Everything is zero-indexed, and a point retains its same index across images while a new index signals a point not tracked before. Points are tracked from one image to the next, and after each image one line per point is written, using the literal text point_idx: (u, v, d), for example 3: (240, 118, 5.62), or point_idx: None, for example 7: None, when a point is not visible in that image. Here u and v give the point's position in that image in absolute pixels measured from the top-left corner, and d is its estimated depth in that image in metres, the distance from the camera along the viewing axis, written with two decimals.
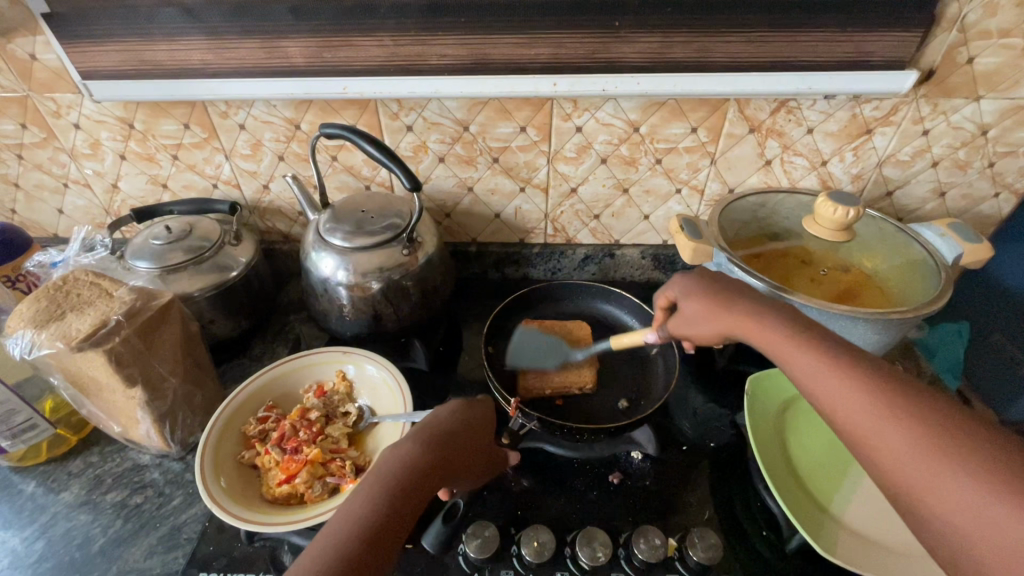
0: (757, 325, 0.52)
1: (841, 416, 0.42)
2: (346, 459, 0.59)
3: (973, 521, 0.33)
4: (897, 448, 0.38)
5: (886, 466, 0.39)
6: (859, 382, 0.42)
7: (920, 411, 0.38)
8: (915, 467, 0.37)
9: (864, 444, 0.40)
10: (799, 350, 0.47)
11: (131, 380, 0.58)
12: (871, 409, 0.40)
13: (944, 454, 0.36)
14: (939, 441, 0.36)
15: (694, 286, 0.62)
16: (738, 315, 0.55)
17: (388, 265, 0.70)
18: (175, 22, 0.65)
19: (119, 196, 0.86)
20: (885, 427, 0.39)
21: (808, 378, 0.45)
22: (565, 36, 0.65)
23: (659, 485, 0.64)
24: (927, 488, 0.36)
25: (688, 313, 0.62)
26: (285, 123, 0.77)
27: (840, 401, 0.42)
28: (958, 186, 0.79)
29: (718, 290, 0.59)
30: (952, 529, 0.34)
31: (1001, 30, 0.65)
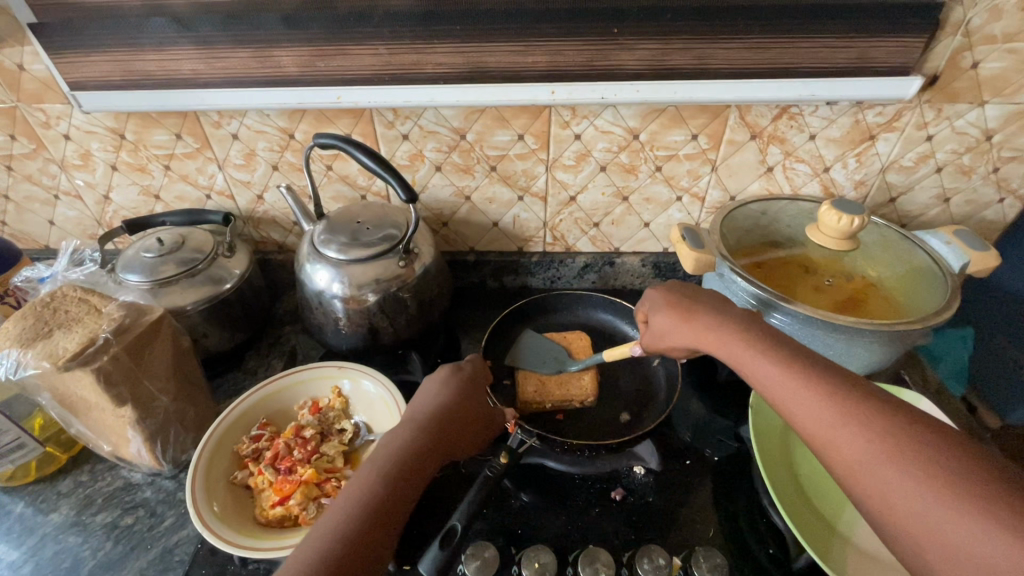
0: (724, 334, 0.53)
1: (801, 423, 0.43)
2: (342, 479, 0.58)
3: (924, 524, 0.35)
4: (854, 454, 0.39)
5: (843, 472, 0.40)
6: (817, 390, 0.43)
7: (874, 417, 0.40)
8: (872, 472, 0.38)
9: (823, 451, 0.41)
10: (762, 361, 0.48)
11: (120, 399, 0.57)
12: (828, 416, 0.41)
13: (895, 460, 0.37)
14: (891, 447, 0.38)
15: (673, 299, 0.60)
16: (708, 330, 0.54)
17: (384, 277, 0.69)
18: (166, 31, 0.64)
19: (111, 207, 0.85)
20: (843, 434, 0.40)
21: (770, 385, 0.46)
22: (563, 43, 0.64)
23: (662, 501, 0.62)
24: (882, 493, 0.37)
25: (661, 330, 0.60)
26: (279, 132, 0.76)
27: (800, 408, 0.43)
28: (963, 192, 0.78)
29: (697, 304, 0.58)
30: (905, 532, 0.36)
31: (1006, 34, 0.64)
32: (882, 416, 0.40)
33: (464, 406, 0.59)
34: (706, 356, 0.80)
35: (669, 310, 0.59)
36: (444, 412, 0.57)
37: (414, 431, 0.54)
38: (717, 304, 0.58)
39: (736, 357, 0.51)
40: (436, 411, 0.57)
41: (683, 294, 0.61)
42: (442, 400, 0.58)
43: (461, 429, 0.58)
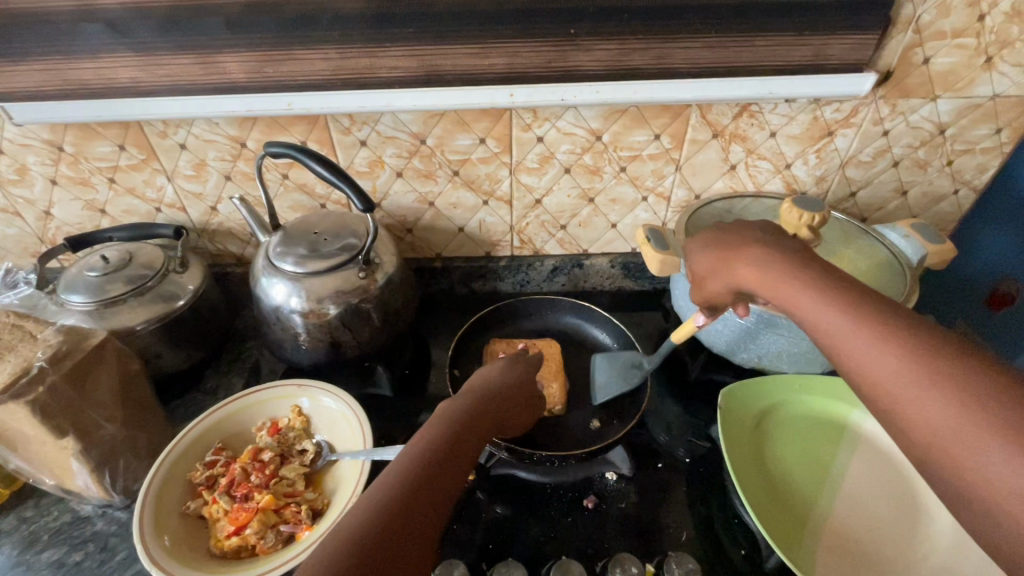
0: (774, 273, 0.46)
1: (868, 379, 0.38)
2: (302, 503, 0.55)
3: (1013, 501, 0.31)
4: (934, 419, 0.34)
5: (919, 439, 0.35)
6: (894, 343, 0.37)
7: (964, 378, 0.34)
8: (954, 439, 0.33)
9: (895, 413, 0.36)
10: (821, 307, 0.42)
11: (60, 431, 0.53)
12: (905, 372, 0.36)
13: (987, 429, 0.32)
14: (983, 414, 0.33)
15: (714, 235, 0.53)
16: (752, 269, 0.48)
17: (345, 288, 0.66)
18: (99, 38, 0.60)
19: (53, 224, 0.80)
20: (924, 396, 0.35)
21: (832, 334, 0.40)
22: (520, 44, 0.63)
23: (636, 507, 0.62)
24: (964, 464, 0.33)
25: (702, 271, 0.54)
26: (229, 140, 0.72)
27: (871, 364, 0.38)
28: (919, 185, 0.80)
29: (739, 239, 0.50)
30: (984, 504, 0.32)
31: (954, 30, 0.65)
32: (971, 376, 0.34)
33: (516, 389, 0.59)
34: (676, 356, 0.79)
35: (707, 248, 0.53)
36: (488, 395, 0.55)
37: (460, 408, 0.52)
38: (767, 234, 0.50)
39: (787, 299, 0.44)
40: (489, 387, 0.57)
41: (721, 229, 0.53)
42: (496, 379, 0.58)
43: (510, 410, 0.57)
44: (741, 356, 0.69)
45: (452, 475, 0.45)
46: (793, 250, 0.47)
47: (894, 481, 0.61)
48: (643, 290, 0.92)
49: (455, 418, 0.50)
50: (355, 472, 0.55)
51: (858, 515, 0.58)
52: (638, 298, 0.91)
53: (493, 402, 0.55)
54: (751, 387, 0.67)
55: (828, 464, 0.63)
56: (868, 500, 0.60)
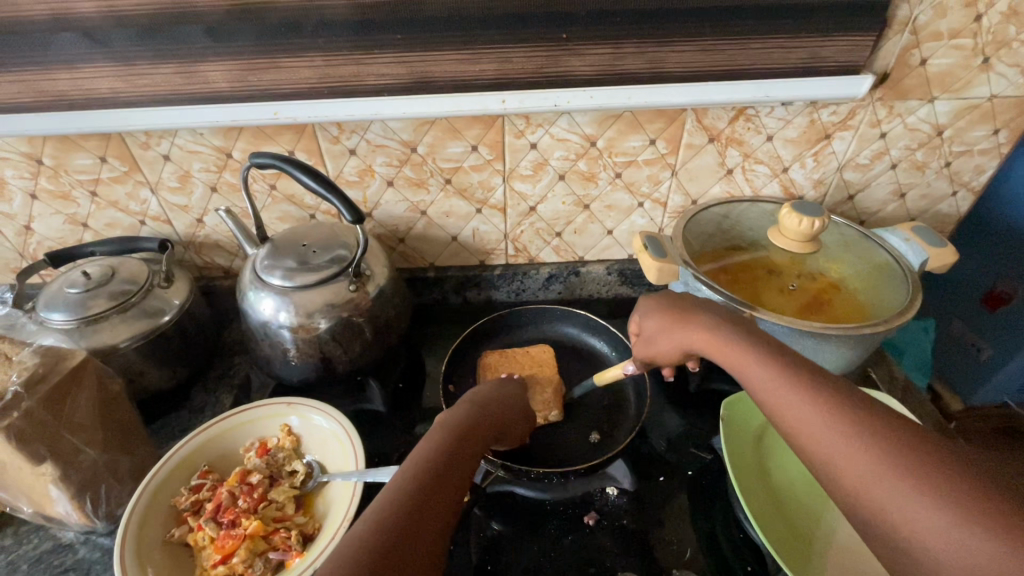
0: (718, 336, 0.49)
1: (800, 431, 0.40)
2: (292, 528, 0.53)
3: (940, 545, 0.32)
4: (860, 468, 0.36)
5: (851, 491, 0.36)
6: (818, 396, 0.40)
7: (882, 427, 0.37)
8: (881, 487, 0.35)
9: (825, 466, 0.38)
10: (754, 362, 0.45)
11: (37, 457, 0.51)
12: (832, 423, 0.38)
13: (908, 478, 0.34)
14: (903, 461, 0.35)
15: (659, 301, 0.57)
16: (698, 330, 0.51)
17: (335, 302, 0.64)
18: (77, 47, 0.58)
19: (34, 239, 0.78)
20: (850, 447, 0.37)
21: (766, 390, 0.43)
22: (511, 50, 0.61)
23: (637, 523, 0.60)
24: (892, 513, 0.34)
25: (652, 334, 0.58)
26: (215, 151, 0.71)
27: (802, 418, 0.40)
28: (917, 187, 0.79)
29: (687, 304, 0.55)
30: (914, 550, 0.33)
31: (951, 31, 0.64)
32: (887, 426, 0.37)
33: (512, 399, 0.60)
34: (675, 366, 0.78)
35: (655, 313, 0.57)
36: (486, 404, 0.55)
37: (459, 413, 0.52)
38: (708, 303, 0.55)
39: (731, 358, 0.47)
40: (482, 396, 0.57)
41: (665, 296, 0.58)
42: (486, 391, 0.59)
43: (509, 416, 0.57)
44: None
45: (461, 474, 0.44)
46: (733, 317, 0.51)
47: None
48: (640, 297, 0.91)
49: (457, 426, 0.49)
50: (347, 493, 0.53)
51: None
52: (636, 306, 0.90)
53: (491, 412, 0.55)
54: (751, 398, 0.66)
55: None
56: None
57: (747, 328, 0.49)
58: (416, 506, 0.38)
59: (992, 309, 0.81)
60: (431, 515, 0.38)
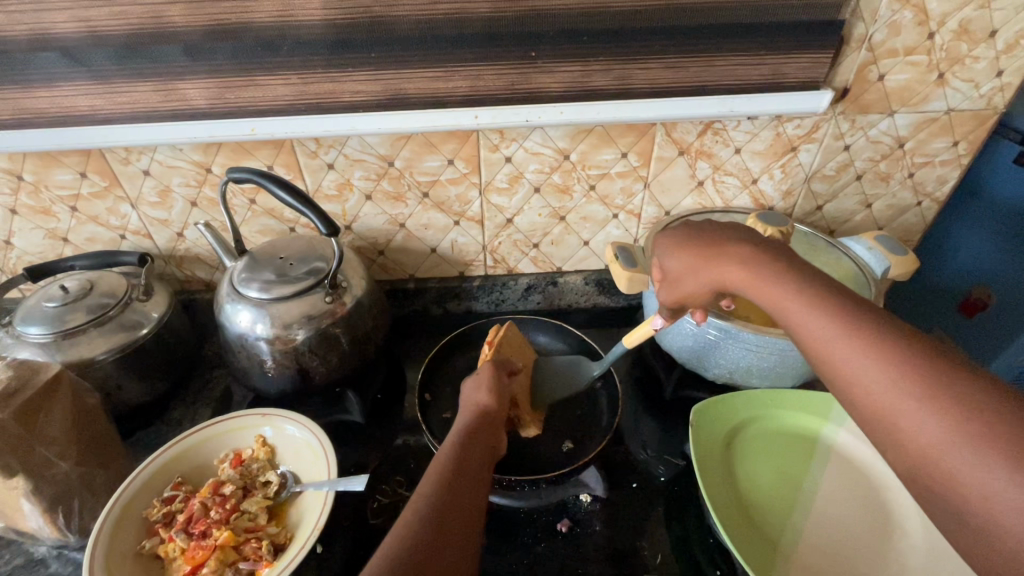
0: (756, 274, 0.46)
1: (858, 389, 0.38)
2: (263, 539, 0.53)
3: (1007, 516, 0.30)
4: (921, 429, 0.34)
5: (912, 455, 0.35)
6: (883, 354, 0.37)
7: (951, 391, 0.34)
8: (947, 454, 0.33)
9: (887, 427, 0.36)
10: (808, 312, 0.42)
11: (9, 472, 0.51)
12: (902, 390, 0.36)
13: (970, 447, 0.32)
14: (975, 426, 0.32)
15: (686, 238, 0.54)
16: (739, 269, 0.48)
17: (312, 313, 0.65)
18: (56, 66, 0.60)
19: (14, 253, 0.78)
20: (915, 409, 0.35)
21: (819, 345, 0.40)
22: (483, 67, 0.63)
23: (609, 529, 0.61)
24: (957, 478, 0.33)
25: (678, 273, 0.54)
26: (194, 166, 0.72)
27: (859, 375, 0.38)
28: (883, 197, 0.81)
29: (722, 239, 0.51)
30: (983, 523, 0.32)
31: (906, 48, 0.67)
32: (957, 386, 0.34)
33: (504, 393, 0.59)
34: (651, 375, 0.79)
35: (681, 249, 0.54)
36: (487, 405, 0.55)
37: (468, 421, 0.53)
38: (743, 237, 0.51)
39: (778, 307, 0.44)
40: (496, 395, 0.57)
41: (693, 233, 0.54)
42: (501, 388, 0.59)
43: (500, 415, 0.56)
44: (714, 371, 0.70)
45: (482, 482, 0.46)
46: (775, 252, 0.48)
47: (867, 490, 0.62)
48: (618, 306, 0.92)
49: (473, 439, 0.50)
50: (318, 503, 0.54)
51: (835, 529, 0.58)
52: (614, 315, 0.91)
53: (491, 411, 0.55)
54: (720, 404, 0.67)
55: (801, 478, 0.63)
56: (840, 508, 0.60)
57: (795, 267, 0.46)
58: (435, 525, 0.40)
59: (969, 316, 0.84)
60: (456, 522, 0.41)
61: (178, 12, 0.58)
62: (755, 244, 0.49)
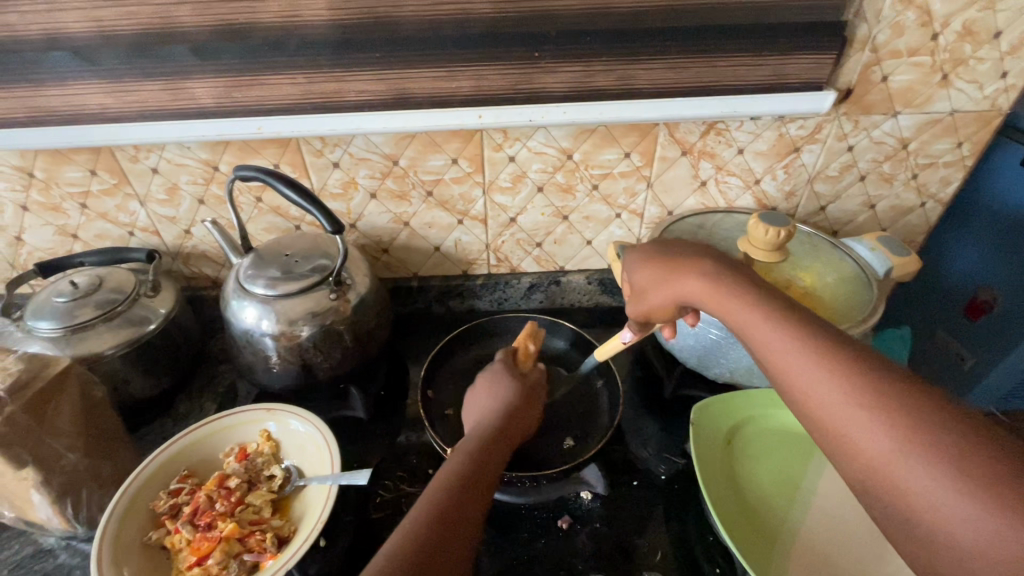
0: (724, 291, 0.47)
1: (812, 401, 0.39)
2: (268, 531, 0.54)
3: (954, 526, 0.31)
4: (870, 437, 0.35)
5: (864, 466, 0.35)
6: (836, 367, 0.38)
7: (898, 401, 0.35)
8: (893, 462, 0.34)
9: (840, 440, 0.37)
10: (768, 328, 0.43)
11: (19, 463, 0.52)
12: (851, 400, 0.37)
13: (918, 455, 0.33)
14: (923, 438, 0.33)
15: (654, 254, 0.56)
16: (703, 285, 0.49)
17: (317, 310, 0.66)
18: (67, 65, 0.61)
19: (25, 249, 0.79)
20: (867, 421, 0.36)
21: (778, 361, 0.42)
22: (486, 67, 0.64)
23: (609, 526, 0.62)
24: (908, 488, 0.33)
25: (645, 288, 0.55)
26: (201, 164, 0.73)
27: (812, 387, 0.39)
28: (887, 198, 0.81)
29: (685, 256, 0.53)
30: (928, 528, 0.32)
31: (909, 49, 0.67)
32: (905, 398, 0.35)
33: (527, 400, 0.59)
34: (653, 374, 0.79)
35: (650, 263, 0.55)
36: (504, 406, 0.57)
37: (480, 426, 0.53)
38: (705, 255, 0.53)
39: (740, 323, 0.46)
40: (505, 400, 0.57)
41: (663, 252, 0.56)
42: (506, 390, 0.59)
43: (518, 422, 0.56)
44: (715, 369, 0.70)
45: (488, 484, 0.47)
46: (740, 274, 0.50)
47: None
48: (620, 306, 0.92)
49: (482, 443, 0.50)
50: (322, 496, 0.55)
51: (834, 528, 0.59)
52: (616, 314, 0.91)
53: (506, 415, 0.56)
54: (719, 403, 0.67)
55: (799, 478, 0.63)
56: (838, 509, 0.60)
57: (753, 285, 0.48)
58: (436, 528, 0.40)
59: (974, 319, 0.84)
60: (457, 525, 0.41)
61: (187, 13, 0.59)
62: (719, 264, 0.51)
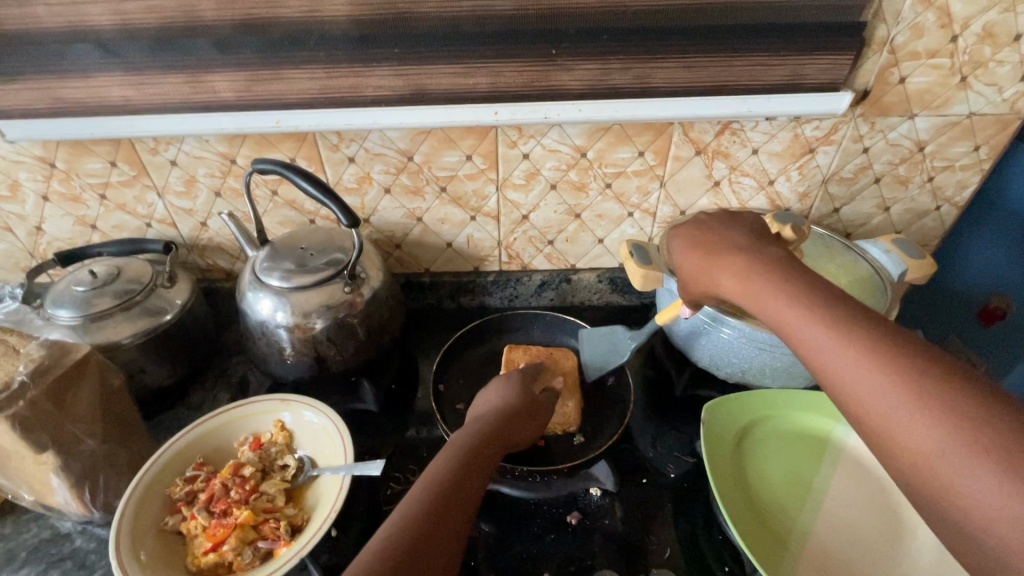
0: (761, 288, 0.45)
1: (853, 395, 0.38)
2: (281, 519, 0.55)
3: (1001, 524, 0.30)
4: (912, 437, 0.34)
5: (904, 463, 0.35)
6: (875, 362, 0.37)
7: (943, 399, 0.34)
8: (935, 463, 0.33)
9: (880, 434, 0.36)
10: (801, 320, 0.42)
11: (40, 447, 0.53)
12: (891, 398, 0.36)
13: (965, 456, 0.32)
14: (967, 432, 0.32)
15: (697, 240, 0.55)
16: (737, 281, 0.48)
17: (331, 303, 0.67)
18: (91, 57, 0.62)
19: (44, 239, 0.81)
20: (906, 421, 0.35)
21: (812, 355, 0.40)
22: (503, 65, 0.64)
23: (618, 523, 0.62)
24: (950, 486, 0.32)
25: (689, 275, 0.55)
26: (219, 157, 0.74)
27: (851, 380, 0.38)
28: (902, 201, 0.81)
29: (725, 247, 0.51)
30: (974, 531, 0.31)
31: (928, 51, 0.67)
32: (952, 396, 0.34)
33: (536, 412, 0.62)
34: (663, 373, 0.79)
35: (695, 250, 0.54)
36: (492, 410, 0.59)
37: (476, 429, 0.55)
38: (747, 244, 0.51)
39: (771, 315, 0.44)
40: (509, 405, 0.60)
41: (709, 237, 0.54)
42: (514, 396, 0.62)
43: (520, 427, 0.59)
44: (727, 372, 0.71)
45: (474, 486, 0.47)
46: (782, 262, 0.47)
47: (876, 493, 0.61)
48: (631, 305, 0.92)
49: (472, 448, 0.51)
50: (335, 486, 0.55)
51: (845, 529, 0.59)
52: (627, 314, 0.91)
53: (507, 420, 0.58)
54: (730, 403, 0.67)
55: (810, 479, 0.63)
56: (850, 511, 0.60)
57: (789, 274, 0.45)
58: (418, 531, 0.41)
59: (986, 324, 0.83)
60: (440, 528, 0.41)
61: (210, 7, 0.59)
62: (761, 255, 0.48)
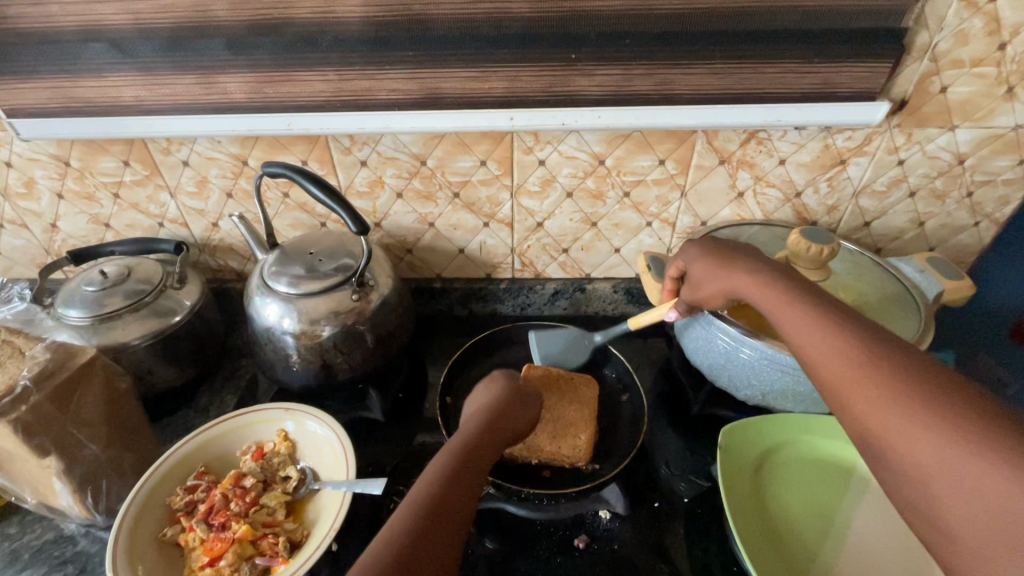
0: (767, 288, 0.50)
1: (821, 366, 0.42)
2: (280, 535, 0.54)
3: (937, 474, 0.33)
4: (869, 401, 0.37)
5: (861, 424, 0.38)
6: (845, 340, 0.41)
7: (900, 369, 0.38)
8: (885, 420, 0.36)
9: (840, 402, 0.40)
10: (792, 308, 0.47)
11: (42, 451, 0.53)
12: (855, 367, 0.39)
13: (910, 413, 0.35)
14: (916, 398, 0.36)
15: (707, 248, 0.59)
16: (749, 279, 0.53)
17: (339, 309, 0.65)
18: (104, 57, 0.61)
19: (59, 236, 0.81)
20: (863, 385, 0.38)
21: (807, 346, 0.43)
22: (521, 69, 0.62)
23: (627, 548, 0.60)
24: (896, 441, 0.35)
25: (697, 280, 0.59)
26: (231, 158, 0.73)
27: (822, 354, 0.42)
28: (937, 216, 0.76)
29: (735, 253, 0.56)
30: (917, 480, 0.34)
31: (973, 59, 0.63)
32: (909, 369, 0.37)
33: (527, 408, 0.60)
34: (678, 391, 0.76)
35: (706, 255, 0.59)
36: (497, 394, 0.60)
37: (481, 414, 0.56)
38: (758, 256, 0.55)
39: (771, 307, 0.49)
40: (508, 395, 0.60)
41: (720, 246, 0.59)
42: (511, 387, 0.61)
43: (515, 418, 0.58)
44: (745, 393, 0.67)
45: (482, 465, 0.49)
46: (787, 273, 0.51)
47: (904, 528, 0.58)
48: None
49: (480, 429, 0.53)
50: (335, 503, 0.54)
51: (868, 566, 0.55)
52: None
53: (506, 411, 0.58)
54: (749, 426, 0.64)
55: (831, 510, 0.60)
56: (874, 547, 0.57)
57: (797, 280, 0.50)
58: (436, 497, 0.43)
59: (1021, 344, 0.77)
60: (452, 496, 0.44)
61: (223, 7, 0.58)
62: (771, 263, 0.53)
